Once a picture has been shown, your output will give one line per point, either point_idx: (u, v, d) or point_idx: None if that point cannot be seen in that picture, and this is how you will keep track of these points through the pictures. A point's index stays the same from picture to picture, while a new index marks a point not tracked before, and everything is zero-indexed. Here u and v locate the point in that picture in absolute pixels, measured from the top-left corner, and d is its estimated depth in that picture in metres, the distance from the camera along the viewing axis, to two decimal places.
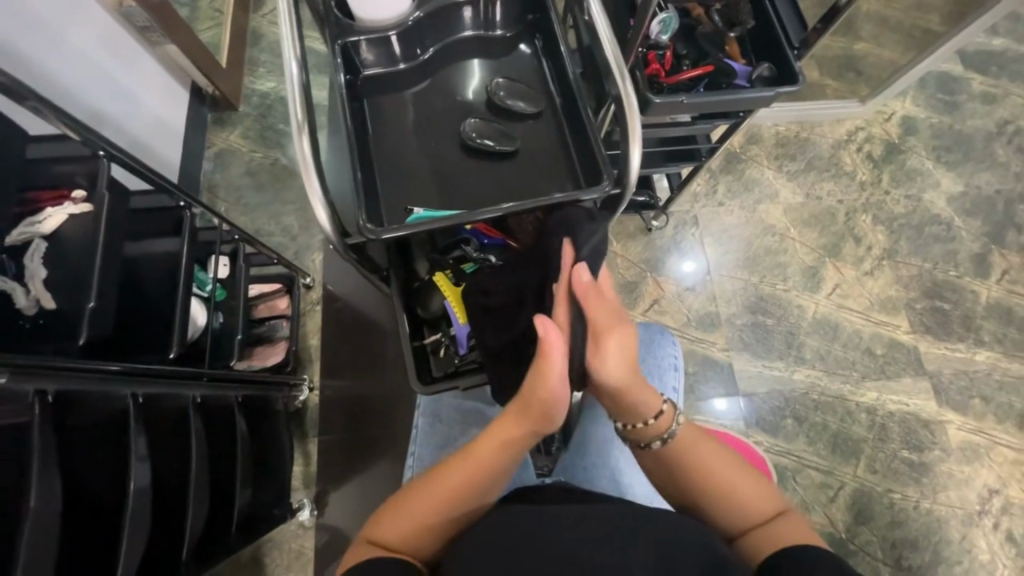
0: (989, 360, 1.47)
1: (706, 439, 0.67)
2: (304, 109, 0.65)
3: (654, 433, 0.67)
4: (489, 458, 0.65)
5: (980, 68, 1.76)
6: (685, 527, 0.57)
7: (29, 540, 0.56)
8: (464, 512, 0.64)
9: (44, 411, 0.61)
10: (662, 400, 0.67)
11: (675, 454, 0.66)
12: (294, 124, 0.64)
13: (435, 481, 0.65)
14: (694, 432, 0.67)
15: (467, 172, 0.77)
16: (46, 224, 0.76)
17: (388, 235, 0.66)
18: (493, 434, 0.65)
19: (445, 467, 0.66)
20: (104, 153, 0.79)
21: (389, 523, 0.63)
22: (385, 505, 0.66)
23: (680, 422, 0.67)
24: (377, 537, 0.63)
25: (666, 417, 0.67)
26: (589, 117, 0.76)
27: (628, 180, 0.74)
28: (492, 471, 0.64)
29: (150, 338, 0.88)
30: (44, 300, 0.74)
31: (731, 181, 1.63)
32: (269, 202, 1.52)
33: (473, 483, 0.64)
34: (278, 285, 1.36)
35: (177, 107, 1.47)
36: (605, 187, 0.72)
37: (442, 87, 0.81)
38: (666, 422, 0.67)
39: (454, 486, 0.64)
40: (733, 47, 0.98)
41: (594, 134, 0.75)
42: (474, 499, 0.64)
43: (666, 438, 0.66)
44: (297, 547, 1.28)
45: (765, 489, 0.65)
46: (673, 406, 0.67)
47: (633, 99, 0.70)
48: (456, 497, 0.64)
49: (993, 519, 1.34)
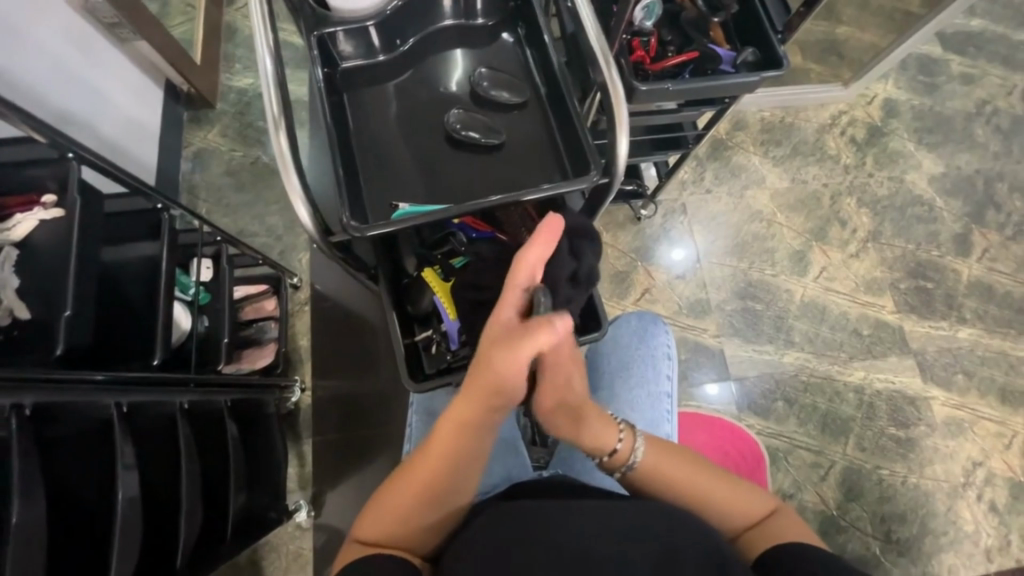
0: (971, 337, 1.50)
1: (666, 453, 0.68)
2: (281, 105, 0.63)
3: (613, 466, 0.68)
4: (456, 444, 0.62)
5: (959, 49, 1.78)
6: (687, 523, 0.57)
7: (13, 559, 0.55)
8: (450, 495, 0.64)
9: (22, 425, 0.59)
10: (617, 428, 0.69)
11: (646, 481, 0.67)
12: (271, 120, 0.63)
13: (410, 475, 0.63)
14: (657, 449, 0.68)
15: (452, 165, 0.75)
16: (17, 231, 0.74)
17: (373, 232, 0.65)
18: (456, 421, 0.62)
19: (417, 458, 0.64)
20: (74, 154, 0.75)
21: (373, 521, 0.63)
22: (368, 504, 0.65)
23: (639, 452, 0.67)
24: (367, 537, 0.63)
25: (622, 453, 0.68)
26: (576, 105, 0.75)
27: (616, 170, 0.73)
28: (463, 455, 0.62)
29: (134, 346, 0.85)
30: (18, 310, 0.71)
31: (719, 168, 1.63)
32: (251, 202, 1.49)
33: (449, 469, 0.63)
34: (264, 286, 1.33)
35: (151, 105, 1.43)
36: (594, 177, 0.71)
37: (424, 79, 0.79)
38: (624, 456, 0.68)
39: (431, 475, 0.63)
40: (717, 33, 0.97)
41: (581, 123, 0.74)
42: (454, 480, 0.63)
43: (626, 471, 0.68)
44: (294, 549, 1.27)
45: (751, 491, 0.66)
46: (631, 437, 0.68)
47: (620, 87, 0.69)
48: (433, 485, 0.62)
49: (977, 490, 1.38)
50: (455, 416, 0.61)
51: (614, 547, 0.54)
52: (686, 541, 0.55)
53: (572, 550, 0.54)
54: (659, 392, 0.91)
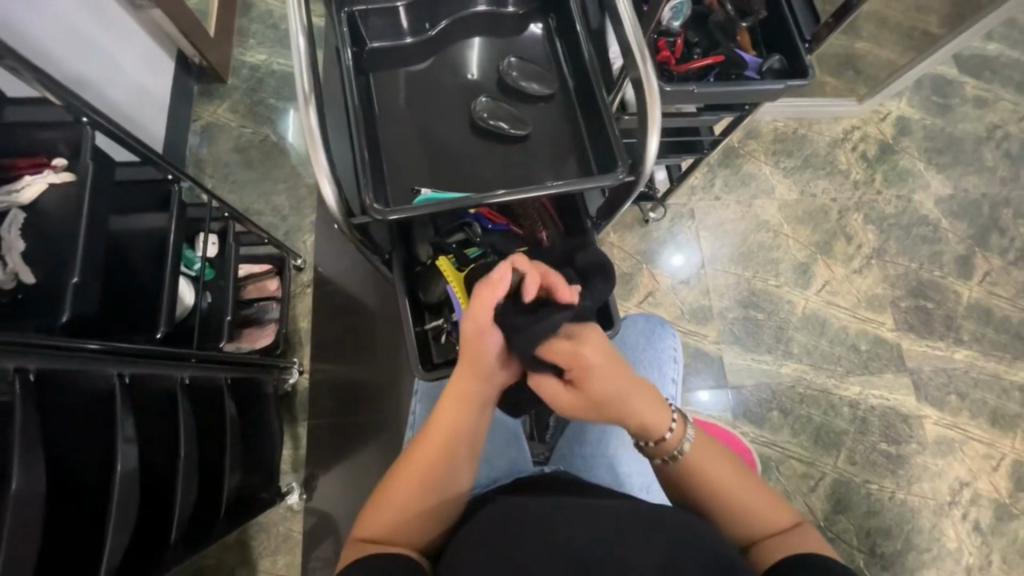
0: (967, 358, 1.52)
1: (708, 444, 0.67)
2: (312, 81, 0.62)
3: (657, 453, 0.66)
4: (455, 418, 0.65)
5: (973, 72, 1.78)
6: (693, 526, 0.57)
7: (12, 525, 0.54)
8: (449, 477, 0.65)
9: (25, 390, 0.58)
10: (671, 413, 0.66)
11: (684, 472, 0.66)
12: (301, 96, 0.61)
13: (411, 461, 0.65)
14: (701, 442, 0.67)
15: (477, 154, 0.75)
16: (26, 193, 0.72)
17: (397, 216, 0.64)
18: (456, 397, 0.65)
19: (417, 446, 0.66)
20: (87, 119, 0.73)
21: (378, 515, 0.64)
22: (370, 501, 0.66)
23: (689, 440, 0.66)
24: (370, 533, 0.63)
25: (674, 438, 0.65)
26: (605, 99, 0.74)
27: (642, 169, 0.72)
28: (462, 429, 0.65)
29: (136, 318, 0.84)
30: (22, 274, 0.70)
31: (729, 176, 1.63)
32: (258, 180, 1.48)
33: (448, 449, 0.65)
34: (268, 266, 1.31)
35: (162, 76, 1.41)
36: (620, 173, 0.70)
37: (451, 64, 0.78)
38: (674, 442, 0.66)
39: (431, 456, 0.64)
40: (744, 37, 0.96)
41: (610, 117, 0.73)
42: (455, 465, 0.65)
43: (670, 458, 0.66)
44: (284, 530, 1.27)
45: (778, 502, 0.65)
46: (683, 423, 0.66)
47: (655, 83, 0.68)
48: (434, 469, 0.64)
49: (962, 509, 1.39)
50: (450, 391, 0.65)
51: (616, 548, 0.54)
52: (692, 546, 0.55)
53: (575, 547, 0.55)
54: (665, 394, 0.91)
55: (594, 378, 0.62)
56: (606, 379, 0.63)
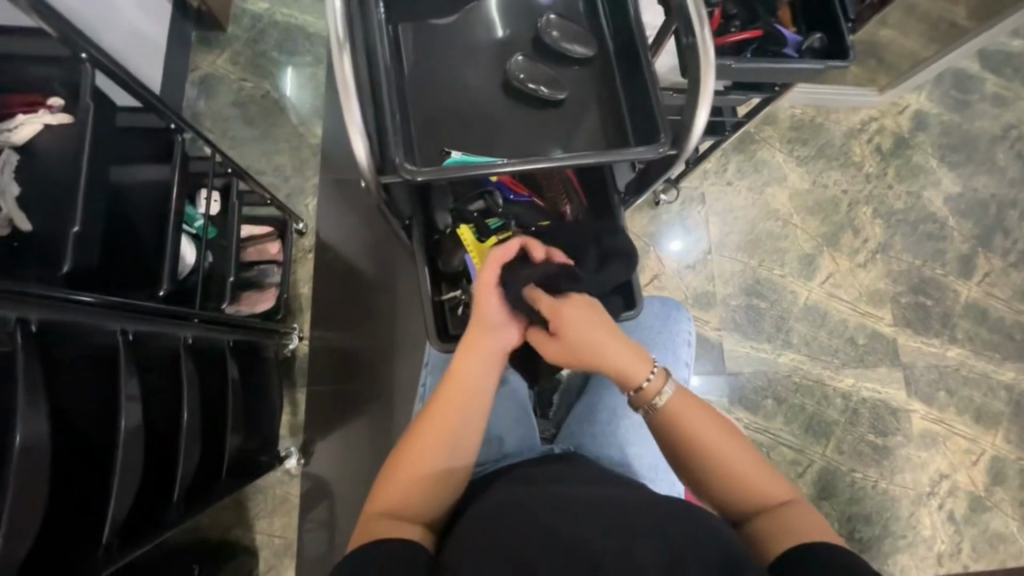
0: (959, 356, 1.54)
1: (701, 409, 0.66)
2: (346, 24, 0.58)
3: (639, 402, 0.66)
4: (463, 390, 0.66)
5: (995, 68, 1.74)
6: (703, 518, 0.57)
7: (16, 479, 0.52)
8: (459, 450, 0.65)
9: (28, 342, 0.55)
10: (651, 364, 0.66)
11: (666, 425, 0.66)
12: (334, 41, 0.58)
13: (418, 438, 0.64)
14: (685, 398, 0.66)
15: (511, 117, 0.71)
16: (20, 133, 0.68)
17: (429, 176, 0.61)
18: (465, 357, 0.66)
19: (429, 410, 0.66)
20: (86, 55, 0.67)
21: (389, 491, 0.63)
22: (379, 477, 0.64)
23: (669, 391, 0.65)
24: (382, 509, 0.62)
25: (652, 387, 0.65)
26: (650, 65, 0.70)
27: (686, 143, 0.71)
28: (469, 401, 0.66)
29: (139, 273, 0.81)
30: (19, 221, 0.66)
31: (742, 161, 1.60)
32: (258, 138, 1.42)
33: (458, 411, 0.65)
34: (269, 229, 1.27)
35: (159, 21, 1.32)
36: (665, 145, 0.66)
37: (487, 19, 0.74)
38: (653, 392, 0.65)
39: (442, 428, 0.65)
40: (785, 13, 0.92)
41: (655, 86, 0.69)
42: (464, 436, 0.65)
43: (649, 407, 0.66)
44: (281, 493, 1.28)
45: (771, 474, 0.65)
46: (663, 374, 0.66)
47: (711, 51, 0.65)
48: (444, 442, 0.64)
49: (940, 500, 1.44)
50: (459, 349, 0.66)
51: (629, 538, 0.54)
52: (699, 542, 0.54)
53: (575, 538, 0.54)
54: (677, 377, 0.91)
55: (587, 335, 0.64)
56: (592, 333, 0.65)
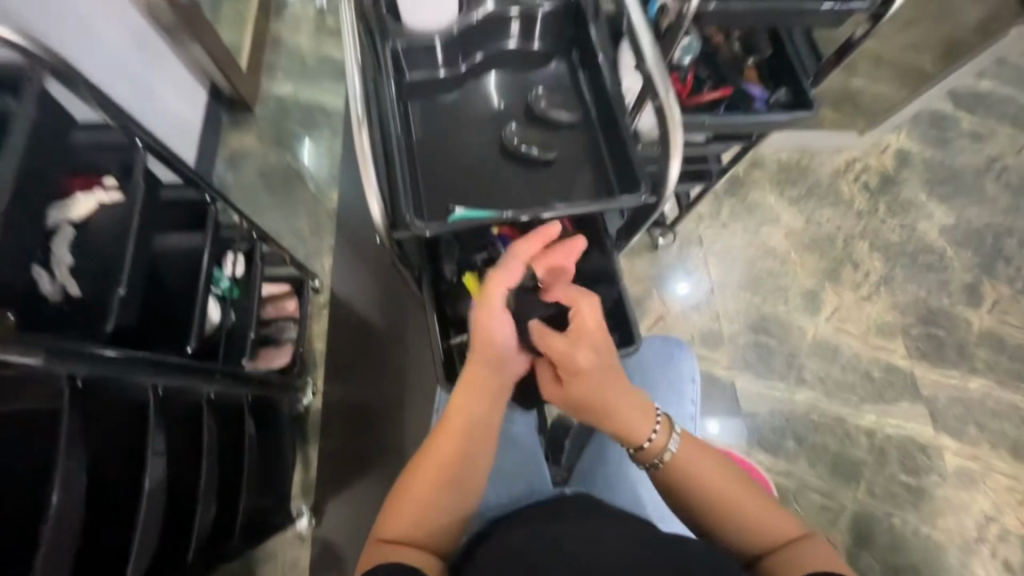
0: (982, 387, 1.50)
1: (705, 454, 0.66)
2: (365, 105, 0.67)
3: (644, 457, 0.67)
4: (466, 419, 0.67)
5: (968, 107, 1.85)
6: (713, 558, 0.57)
7: (49, 538, 0.55)
8: (465, 480, 0.67)
9: (75, 395, 0.60)
10: (654, 417, 0.67)
11: (672, 476, 0.66)
12: (355, 119, 0.67)
13: (422, 467, 0.66)
14: (690, 446, 0.67)
15: (507, 176, 0.79)
16: (78, 211, 0.77)
17: (438, 230, 0.68)
18: (470, 383, 0.68)
19: (431, 440, 0.67)
20: (140, 140, 0.78)
21: (397, 518, 0.64)
22: (386, 504, 0.66)
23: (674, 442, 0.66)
24: (389, 535, 0.63)
25: (656, 444, 0.66)
26: (628, 126, 0.78)
27: (665, 192, 0.78)
28: (472, 429, 0.67)
29: (170, 332, 0.87)
30: (70, 288, 0.74)
31: (735, 205, 1.67)
32: (280, 205, 1.53)
33: (462, 442, 0.67)
34: (287, 287, 1.35)
35: (199, 112, 1.52)
36: (644, 195, 0.74)
37: (482, 94, 0.84)
38: (657, 448, 0.66)
39: (448, 454, 0.66)
40: (751, 72, 1.02)
41: (633, 143, 0.77)
42: (468, 465, 0.67)
43: (655, 464, 0.66)
44: (292, 557, 1.24)
45: (781, 512, 0.64)
46: (667, 424, 0.67)
47: (677, 111, 0.73)
48: (449, 471, 0.66)
49: (989, 546, 1.35)
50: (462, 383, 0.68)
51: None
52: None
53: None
54: (684, 416, 0.92)
55: (603, 392, 0.65)
56: (598, 388, 0.65)
